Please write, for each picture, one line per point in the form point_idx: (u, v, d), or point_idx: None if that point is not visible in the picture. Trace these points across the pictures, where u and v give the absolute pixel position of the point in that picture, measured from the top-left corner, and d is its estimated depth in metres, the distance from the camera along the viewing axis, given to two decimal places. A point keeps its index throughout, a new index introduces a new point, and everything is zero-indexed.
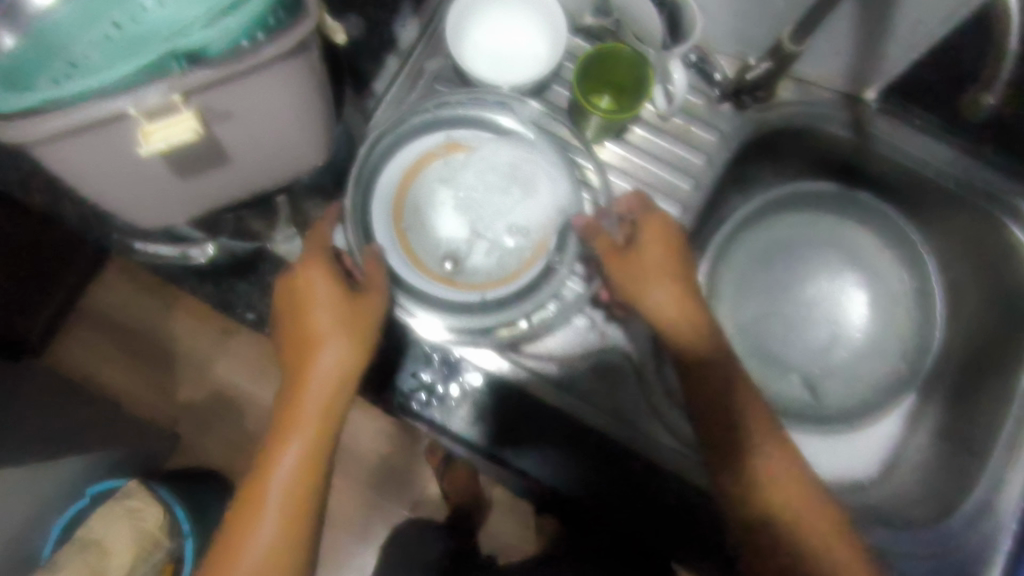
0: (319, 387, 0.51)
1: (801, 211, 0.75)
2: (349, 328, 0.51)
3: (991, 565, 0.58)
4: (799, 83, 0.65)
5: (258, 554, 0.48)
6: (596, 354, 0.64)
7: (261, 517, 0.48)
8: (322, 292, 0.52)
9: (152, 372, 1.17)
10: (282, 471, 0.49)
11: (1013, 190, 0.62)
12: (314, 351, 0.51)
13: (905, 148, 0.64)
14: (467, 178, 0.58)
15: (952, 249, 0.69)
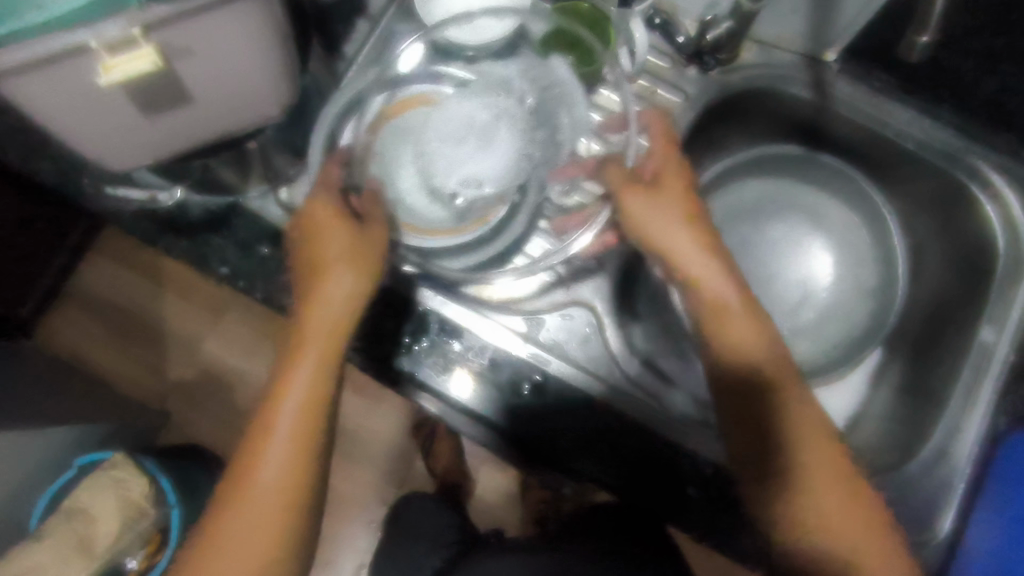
0: (325, 325, 0.49)
1: (767, 174, 0.77)
2: (360, 262, 0.50)
3: (947, 510, 0.59)
4: (762, 46, 0.66)
5: (268, 487, 0.48)
6: (564, 308, 0.64)
7: (268, 453, 0.48)
8: (332, 227, 0.51)
9: (141, 350, 1.18)
10: (290, 408, 0.48)
11: (968, 149, 0.64)
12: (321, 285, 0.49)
13: (867, 108, 0.66)
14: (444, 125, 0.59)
15: (913, 208, 0.72)
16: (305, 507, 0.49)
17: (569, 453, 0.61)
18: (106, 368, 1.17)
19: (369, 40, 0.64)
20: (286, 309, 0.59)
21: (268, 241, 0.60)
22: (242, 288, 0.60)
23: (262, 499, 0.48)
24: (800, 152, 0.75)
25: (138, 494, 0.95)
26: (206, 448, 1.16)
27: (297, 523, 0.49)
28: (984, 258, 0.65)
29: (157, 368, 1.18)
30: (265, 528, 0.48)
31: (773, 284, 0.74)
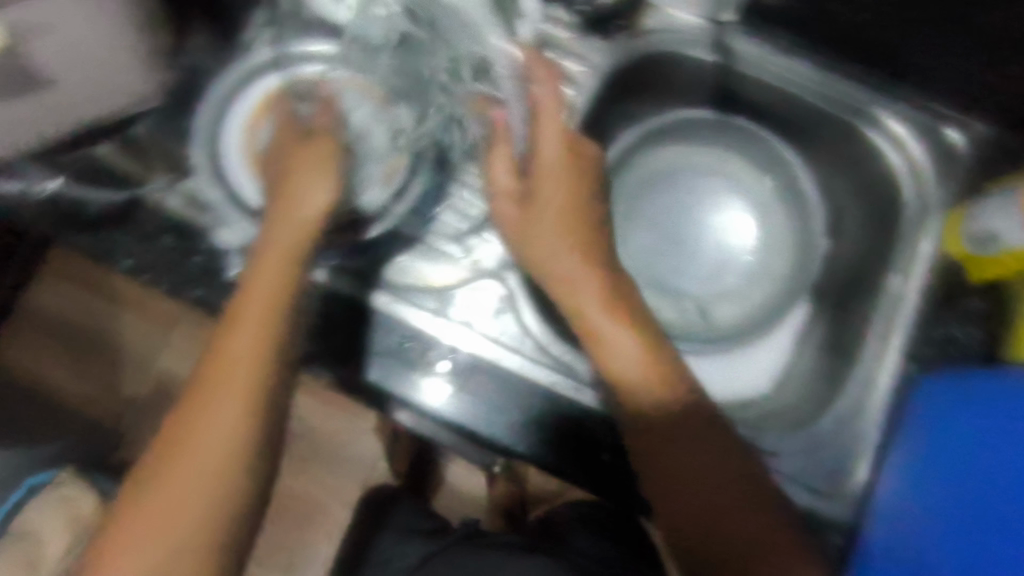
0: (291, 236, 0.51)
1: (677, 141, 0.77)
2: (325, 176, 0.53)
3: (859, 460, 0.62)
4: (663, 12, 0.67)
5: (233, 397, 0.47)
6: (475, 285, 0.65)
7: (232, 363, 0.47)
8: (298, 151, 0.55)
9: (97, 369, 1.08)
10: (256, 314, 0.48)
11: (870, 101, 0.65)
12: (292, 195, 0.52)
13: (769, 68, 0.66)
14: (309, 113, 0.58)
15: (827, 165, 0.73)
16: (270, 422, 0.48)
17: (503, 422, 0.59)
18: (53, 385, 1.07)
19: None
20: (192, 299, 0.59)
21: (170, 232, 0.59)
22: (146, 281, 0.59)
23: (228, 409, 0.46)
24: (716, 118, 0.76)
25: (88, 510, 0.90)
26: None
27: (262, 437, 0.48)
28: (893, 211, 0.66)
29: (111, 385, 1.08)
30: (229, 440, 0.46)
31: (697, 248, 0.75)
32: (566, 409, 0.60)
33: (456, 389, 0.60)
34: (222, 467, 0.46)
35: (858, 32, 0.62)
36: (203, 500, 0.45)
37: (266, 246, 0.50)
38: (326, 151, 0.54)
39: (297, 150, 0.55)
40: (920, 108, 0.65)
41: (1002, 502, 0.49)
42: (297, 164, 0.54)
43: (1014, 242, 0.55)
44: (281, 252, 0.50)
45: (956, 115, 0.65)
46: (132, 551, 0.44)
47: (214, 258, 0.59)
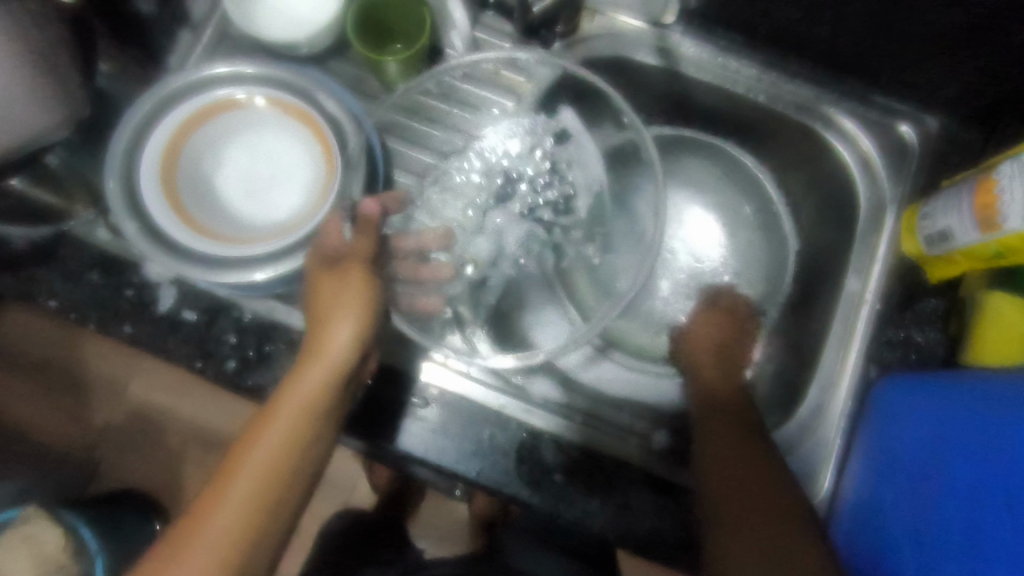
0: (324, 365, 0.48)
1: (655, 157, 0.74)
2: (348, 308, 0.49)
3: (824, 465, 0.60)
4: (601, 15, 0.65)
5: (223, 524, 0.43)
6: (437, 323, 0.62)
7: (231, 488, 0.44)
8: (323, 290, 0.49)
9: (61, 400, 1.03)
10: (267, 447, 0.46)
11: (819, 98, 0.64)
12: (322, 335, 0.49)
13: (713, 69, 0.65)
14: (231, 152, 0.54)
15: (781, 166, 0.71)
16: (258, 551, 0.44)
17: (450, 444, 0.56)
18: (23, 423, 1.02)
19: (195, 48, 0.62)
20: (122, 336, 0.56)
21: (97, 267, 0.57)
22: (74, 320, 0.57)
23: (212, 538, 0.43)
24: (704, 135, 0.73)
25: (54, 548, 0.87)
26: (143, 491, 1.04)
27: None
28: (847, 208, 0.65)
29: (79, 417, 1.04)
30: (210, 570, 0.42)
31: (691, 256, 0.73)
32: (514, 431, 0.57)
33: (405, 417, 0.57)
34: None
35: (797, 30, 0.60)
36: None
37: (289, 385, 0.48)
38: (352, 284, 0.49)
39: (322, 284, 0.50)
40: (868, 104, 0.64)
41: (939, 509, 0.48)
42: (321, 299, 0.49)
43: (964, 240, 0.54)
44: (304, 392, 0.47)
45: (906, 109, 0.64)
46: None
47: (144, 292, 0.57)
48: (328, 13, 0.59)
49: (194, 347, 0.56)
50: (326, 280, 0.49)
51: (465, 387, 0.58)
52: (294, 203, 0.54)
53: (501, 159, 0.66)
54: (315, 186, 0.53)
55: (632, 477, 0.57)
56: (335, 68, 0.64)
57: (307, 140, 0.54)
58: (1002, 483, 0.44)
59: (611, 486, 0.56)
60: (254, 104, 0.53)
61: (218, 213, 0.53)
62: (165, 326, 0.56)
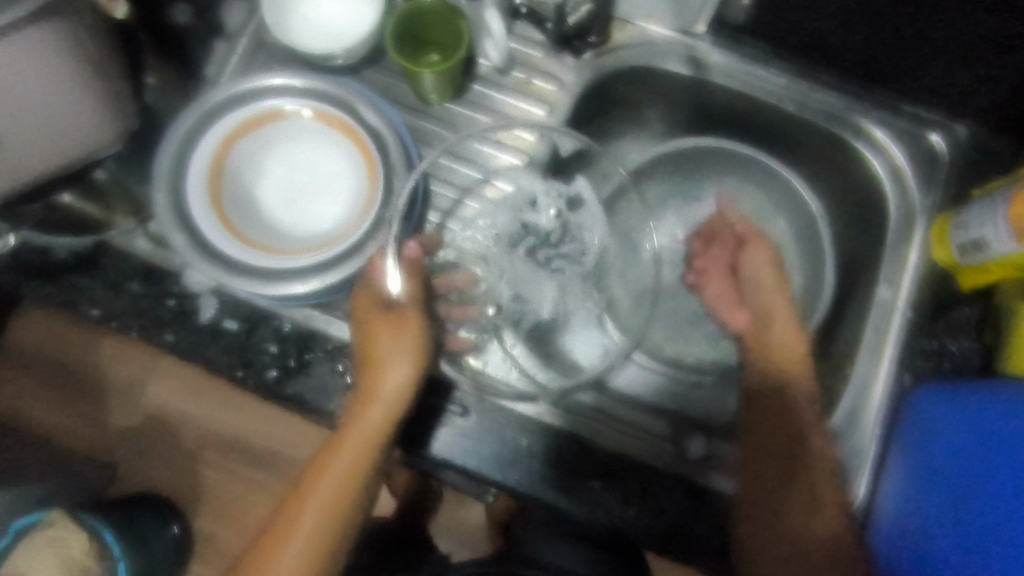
0: (381, 406, 0.50)
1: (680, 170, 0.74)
2: (405, 353, 0.50)
3: (860, 473, 0.60)
4: (632, 25, 0.66)
5: (293, 555, 0.48)
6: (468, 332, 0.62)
7: (297, 521, 0.48)
8: (381, 334, 0.50)
9: (77, 404, 1.00)
10: (329, 483, 0.49)
11: (849, 107, 0.65)
12: (376, 377, 0.50)
13: (744, 78, 0.65)
14: (273, 163, 0.55)
15: (812, 172, 0.71)
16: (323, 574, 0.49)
17: (488, 448, 0.57)
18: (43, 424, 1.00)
19: (231, 58, 0.62)
20: (163, 345, 0.57)
21: (139, 276, 0.58)
22: (116, 329, 0.57)
23: (285, 567, 0.48)
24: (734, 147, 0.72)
25: (78, 551, 0.87)
26: (163, 496, 1.01)
27: None
28: (877, 216, 0.65)
29: (96, 422, 1.01)
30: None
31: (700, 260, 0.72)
32: (551, 438, 0.57)
33: (443, 424, 0.57)
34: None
35: (831, 39, 0.61)
36: None
37: (349, 423, 0.49)
38: (409, 330, 0.51)
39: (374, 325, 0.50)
40: (897, 113, 0.64)
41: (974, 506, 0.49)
42: (377, 344, 0.50)
43: (1000, 250, 0.54)
44: (362, 434, 0.49)
45: (936, 118, 0.64)
46: None
47: (186, 301, 0.57)
48: (365, 24, 0.60)
49: (235, 356, 0.57)
50: (381, 323, 0.50)
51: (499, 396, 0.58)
52: (335, 216, 0.54)
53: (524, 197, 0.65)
54: (358, 199, 0.54)
55: (666, 483, 0.57)
56: (368, 78, 0.65)
57: (348, 153, 0.54)
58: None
59: (647, 492, 0.57)
60: (297, 117, 0.54)
61: (259, 224, 0.53)
62: (207, 335, 0.57)
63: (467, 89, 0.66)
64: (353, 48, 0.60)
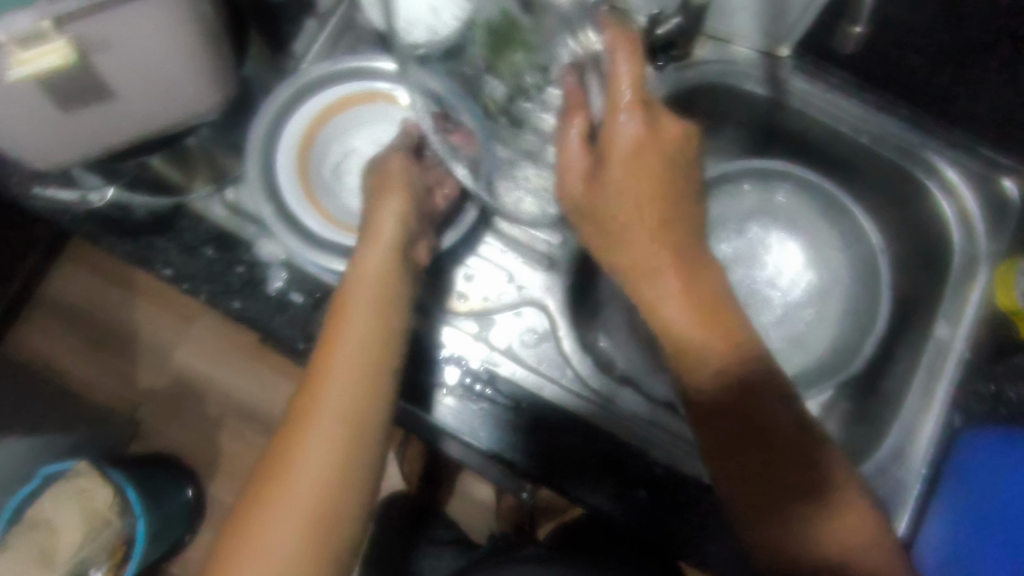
0: (381, 250, 0.50)
1: (760, 185, 0.74)
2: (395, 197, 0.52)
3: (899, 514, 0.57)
4: (715, 42, 0.66)
5: (331, 409, 0.45)
6: (532, 328, 0.62)
7: (325, 377, 0.46)
8: (371, 192, 0.53)
9: (113, 359, 1.02)
10: (351, 334, 0.47)
11: (921, 142, 0.65)
12: (373, 226, 0.51)
13: (819, 106, 0.66)
14: (357, 144, 0.57)
15: (876, 205, 0.71)
16: (368, 426, 0.45)
17: (534, 436, 0.58)
18: (82, 375, 1.02)
19: (319, 38, 0.63)
20: (230, 311, 0.58)
21: (214, 242, 0.59)
22: (186, 290, 0.59)
23: (324, 422, 0.45)
24: (781, 164, 0.72)
25: (102, 503, 0.84)
26: (180, 459, 1.02)
27: (357, 455, 0.44)
28: (939, 256, 0.65)
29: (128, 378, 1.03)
30: (333, 450, 0.44)
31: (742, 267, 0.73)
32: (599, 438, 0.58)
33: (496, 415, 0.58)
34: (335, 463, 0.44)
35: None
36: (295, 524, 0.42)
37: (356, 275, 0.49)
38: (399, 181, 0.53)
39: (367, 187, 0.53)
40: (975, 156, 0.65)
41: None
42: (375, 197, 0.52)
43: None
44: (370, 275, 0.49)
45: (1011, 164, 0.65)
46: (269, 525, 0.42)
47: (256, 269, 0.59)
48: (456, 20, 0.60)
49: (298, 328, 0.58)
50: (372, 183, 0.54)
51: (551, 393, 0.60)
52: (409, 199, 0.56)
53: None
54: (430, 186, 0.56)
55: (693, 492, 0.58)
56: None
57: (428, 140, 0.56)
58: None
59: (674, 503, 0.58)
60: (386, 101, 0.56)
61: (341, 201, 0.55)
62: (273, 306, 0.58)
63: None
64: None
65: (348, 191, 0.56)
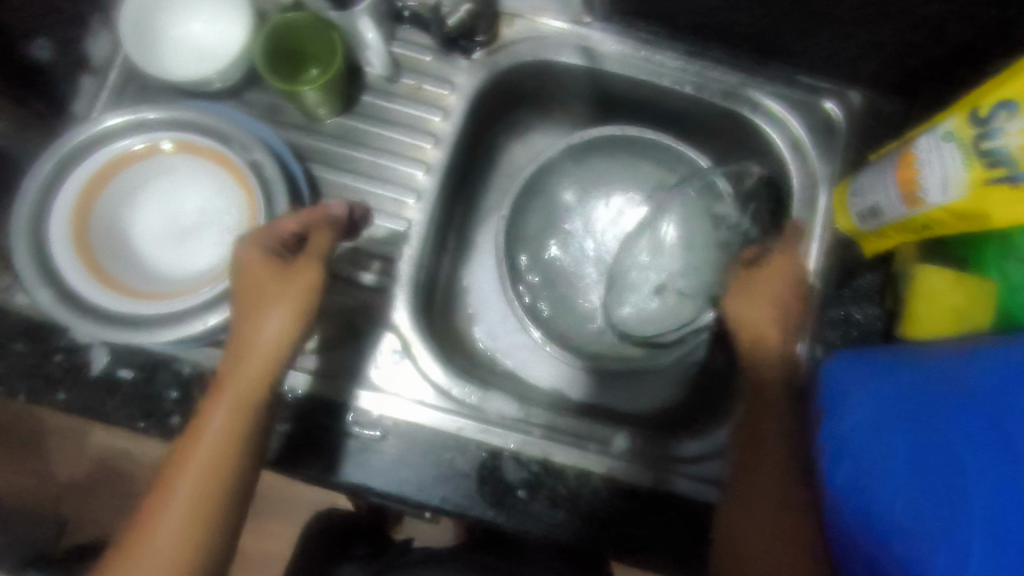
0: (260, 352, 0.45)
1: (596, 155, 0.71)
2: (291, 304, 0.45)
3: None
4: (521, 20, 0.64)
5: (180, 502, 0.44)
6: (389, 349, 0.59)
7: (189, 461, 0.45)
8: (263, 284, 0.45)
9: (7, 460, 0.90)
10: (214, 427, 0.45)
11: (742, 83, 0.65)
12: (254, 323, 0.45)
13: (636, 65, 0.65)
14: (144, 204, 0.52)
15: (716, 152, 0.71)
16: (221, 509, 0.45)
17: (401, 460, 0.56)
18: None
19: (101, 93, 0.59)
20: (56, 404, 0.54)
21: (23, 335, 0.55)
22: (4, 392, 0.54)
23: (177, 506, 0.44)
24: (618, 130, 0.69)
25: None
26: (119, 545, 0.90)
27: (206, 540, 0.44)
28: (782, 190, 0.65)
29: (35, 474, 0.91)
30: (180, 534, 0.44)
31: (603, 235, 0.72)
32: (474, 453, 0.56)
33: (358, 450, 0.56)
34: (182, 545, 0.44)
35: (718, 15, 0.60)
36: None
37: (228, 371, 0.45)
38: (297, 283, 0.45)
39: (257, 281, 0.45)
40: (795, 86, 0.65)
41: (893, 474, 0.49)
42: (250, 291, 0.45)
43: (893, 214, 0.55)
44: (251, 377, 0.45)
45: (832, 87, 0.65)
46: None
47: (75, 354, 0.55)
48: (224, 56, 0.57)
49: (136, 406, 0.54)
50: (268, 280, 0.45)
51: (423, 417, 0.57)
52: (209, 254, 0.52)
53: (417, 175, 0.62)
54: (232, 232, 0.52)
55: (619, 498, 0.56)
56: (251, 100, 0.61)
57: (220, 186, 0.52)
58: (994, 479, 0.43)
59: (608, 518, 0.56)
60: (166, 151, 0.51)
61: (134, 267, 0.50)
62: (101, 390, 0.54)
63: (358, 102, 0.62)
64: (229, 70, 0.57)
65: (141, 258, 0.51)
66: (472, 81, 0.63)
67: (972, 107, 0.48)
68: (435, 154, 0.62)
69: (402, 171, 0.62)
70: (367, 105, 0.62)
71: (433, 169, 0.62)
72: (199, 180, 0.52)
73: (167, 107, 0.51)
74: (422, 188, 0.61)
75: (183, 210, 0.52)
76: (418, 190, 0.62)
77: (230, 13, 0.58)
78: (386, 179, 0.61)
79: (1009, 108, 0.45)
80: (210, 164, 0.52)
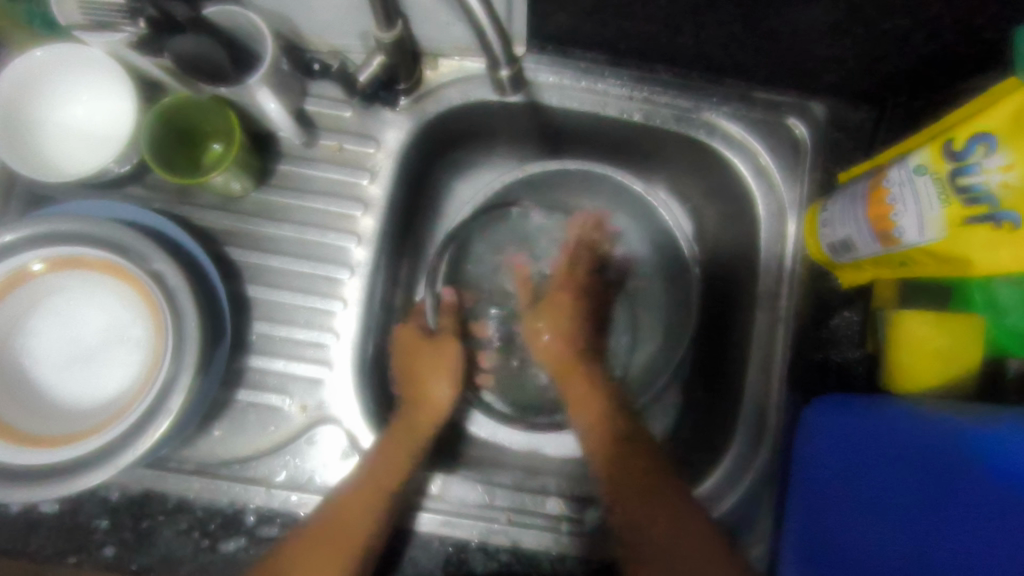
0: (410, 425, 0.54)
1: (541, 188, 0.66)
2: (448, 370, 0.58)
3: (759, 517, 0.56)
4: (443, 61, 0.57)
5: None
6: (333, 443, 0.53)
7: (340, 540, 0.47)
8: (423, 358, 0.58)
9: None
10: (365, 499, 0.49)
11: (695, 104, 0.59)
12: (424, 391, 0.56)
13: (580, 98, 0.59)
14: (39, 330, 0.47)
15: (672, 174, 0.65)
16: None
17: None
18: None
19: None
20: None
21: None
22: None
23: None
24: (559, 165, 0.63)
25: None
26: None
27: None
28: (746, 218, 0.60)
29: None
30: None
31: (560, 276, 0.67)
32: (438, 549, 0.53)
33: None
34: None
35: (661, 38, 0.54)
36: None
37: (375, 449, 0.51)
38: (449, 354, 0.59)
39: (418, 351, 0.58)
40: (753, 103, 0.59)
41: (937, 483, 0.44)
42: (417, 364, 0.57)
43: (866, 251, 0.50)
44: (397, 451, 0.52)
45: (791, 101, 0.59)
46: None
47: None
48: (112, 148, 0.50)
49: (63, 540, 0.50)
50: (426, 349, 0.58)
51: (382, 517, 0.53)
52: (115, 379, 0.46)
53: (350, 246, 0.56)
54: (140, 350, 0.47)
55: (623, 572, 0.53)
56: (155, 181, 0.55)
57: (119, 301, 0.47)
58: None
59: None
60: (52, 271, 0.45)
61: (31, 407, 0.45)
62: (22, 526, 0.50)
63: (273, 171, 0.56)
64: (123, 153, 0.50)
65: (39, 391, 0.46)
66: (398, 136, 0.57)
67: (945, 138, 0.43)
68: (366, 220, 0.56)
69: (331, 243, 0.56)
70: (284, 173, 0.56)
71: (366, 237, 0.56)
72: (99, 295, 0.47)
73: (46, 218, 0.44)
74: (357, 259, 0.56)
75: (80, 334, 0.47)
76: (350, 261, 0.56)
77: (118, 100, 0.50)
78: (314, 254, 0.56)
79: (986, 142, 0.40)
80: (107, 277, 0.46)
